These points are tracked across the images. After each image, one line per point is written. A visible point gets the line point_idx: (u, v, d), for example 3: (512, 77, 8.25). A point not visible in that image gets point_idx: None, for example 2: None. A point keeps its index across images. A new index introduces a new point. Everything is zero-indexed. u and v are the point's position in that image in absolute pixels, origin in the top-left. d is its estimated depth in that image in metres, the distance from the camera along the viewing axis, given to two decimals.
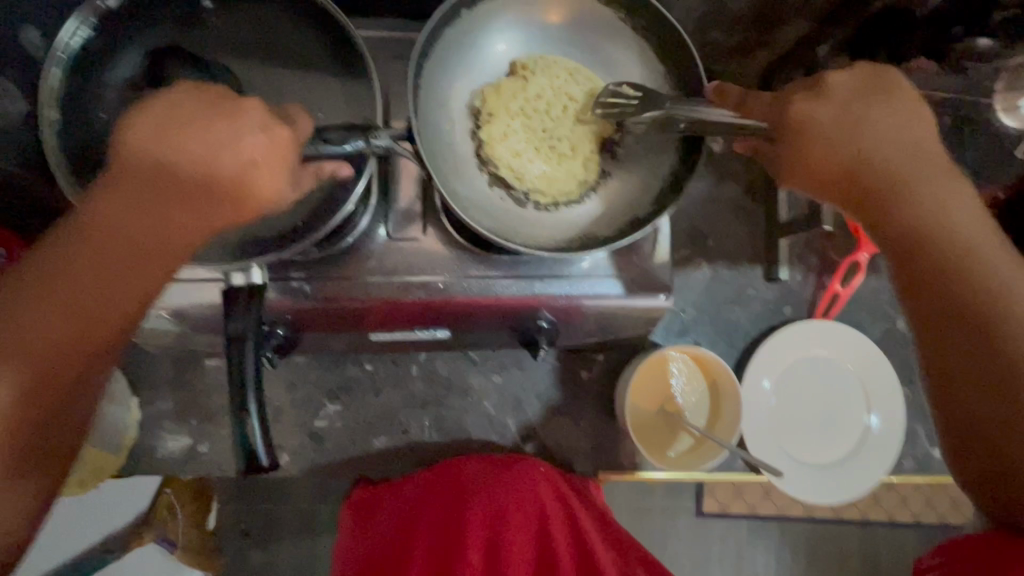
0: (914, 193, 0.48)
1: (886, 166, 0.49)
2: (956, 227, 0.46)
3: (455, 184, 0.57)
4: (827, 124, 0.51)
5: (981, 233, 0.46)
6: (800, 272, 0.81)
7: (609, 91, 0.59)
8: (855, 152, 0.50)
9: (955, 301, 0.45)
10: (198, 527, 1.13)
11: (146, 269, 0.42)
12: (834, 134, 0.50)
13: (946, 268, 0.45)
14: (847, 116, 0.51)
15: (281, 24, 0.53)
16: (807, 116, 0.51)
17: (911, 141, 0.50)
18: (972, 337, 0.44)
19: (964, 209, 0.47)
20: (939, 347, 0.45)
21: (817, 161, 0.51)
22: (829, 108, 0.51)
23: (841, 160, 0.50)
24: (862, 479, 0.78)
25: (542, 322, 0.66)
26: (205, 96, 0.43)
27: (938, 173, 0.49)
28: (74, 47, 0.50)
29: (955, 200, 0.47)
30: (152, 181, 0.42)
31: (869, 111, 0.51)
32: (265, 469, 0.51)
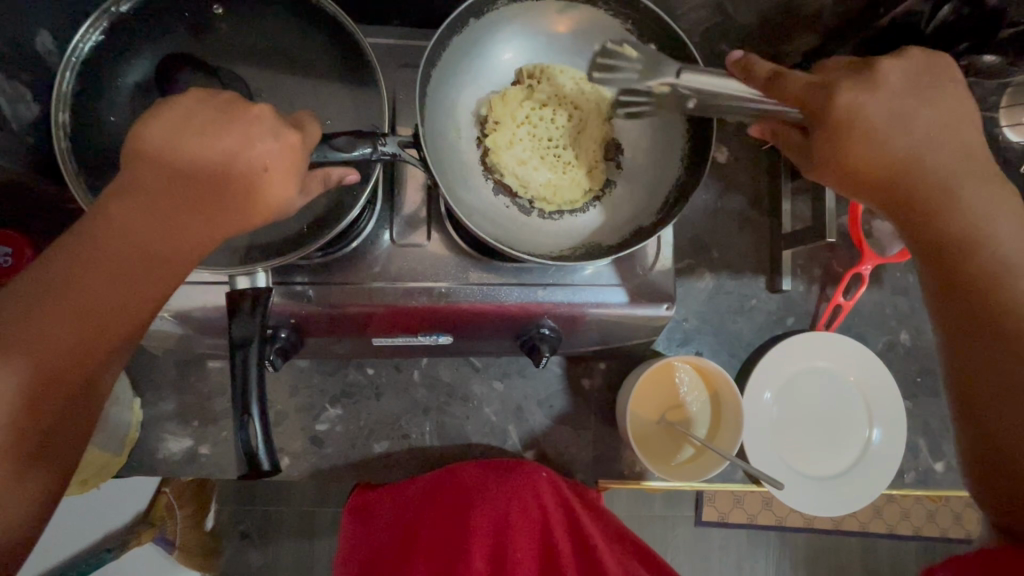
0: (957, 196, 0.48)
1: (930, 172, 0.48)
2: (993, 237, 0.47)
3: (461, 192, 0.58)
4: (876, 119, 0.48)
5: (1016, 237, 0.47)
6: (802, 283, 0.81)
7: (603, 51, 0.59)
8: (902, 156, 0.48)
9: (980, 307, 0.46)
10: (196, 527, 1.14)
11: (155, 275, 0.42)
12: (881, 129, 0.48)
13: (980, 279, 0.47)
14: (896, 110, 0.48)
15: (291, 31, 0.54)
16: (858, 109, 0.48)
17: (959, 142, 0.49)
18: (990, 343, 0.46)
19: (1004, 217, 0.47)
20: (958, 347, 0.48)
21: (861, 158, 0.49)
22: (878, 101, 0.48)
23: (887, 158, 0.49)
24: (862, 493, 0.77)
25: (544, 329, 0.66)
26: (216, 102, 0.44)
27: (982, 178, 0.48)
28: (86, 51, 0.50)
29: (995, 206, 0.47)
30: (163, 188, 0.42)
31: (916, 104, 0.49)
32: (267, 473, 0.51)
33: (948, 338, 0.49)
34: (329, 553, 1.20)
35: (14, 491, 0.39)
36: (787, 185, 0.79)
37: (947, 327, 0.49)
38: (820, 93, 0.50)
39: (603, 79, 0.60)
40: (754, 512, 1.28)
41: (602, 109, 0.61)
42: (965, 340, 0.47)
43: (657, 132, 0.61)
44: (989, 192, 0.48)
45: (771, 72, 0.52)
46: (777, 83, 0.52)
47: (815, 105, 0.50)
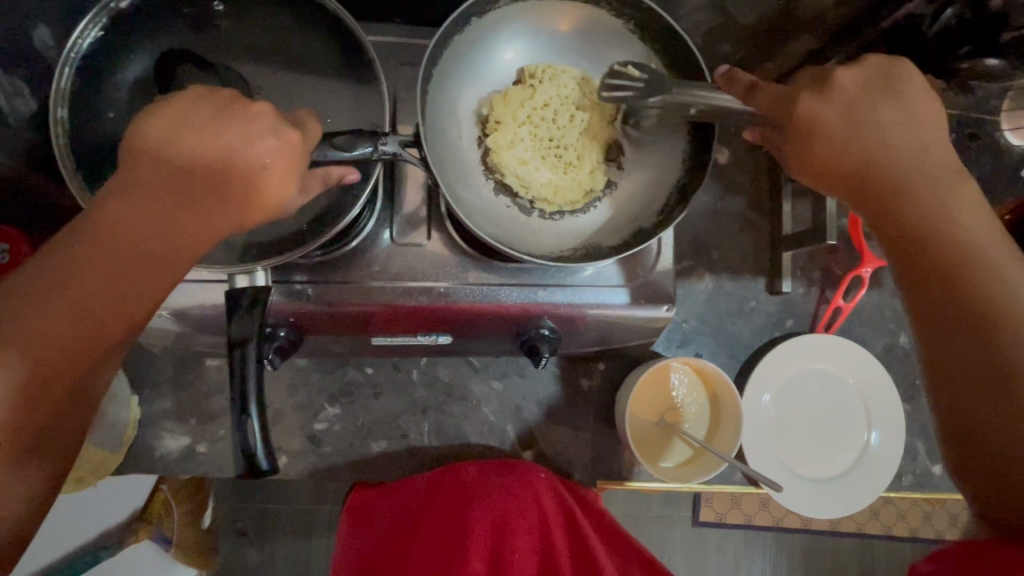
0: (918, 193, 0.48)
1: (890, 170, 0.48)
2: (958, 233, 0.46)
3: (461, 192, 0.57)
4: (835, 125, 0.49)
5: (981, 231, 0.47)
6: (802, 285, 0.81)
7: (612, 72, 0.55)
8: (861, 154, 0.48)
9: (951, 299, 0.45)
10: (194, 525, 1.13)
11: (152, 273, 0.42)
12: (842, 134, 0.49)
13: (944, 276, 0.46)
14: (855, 113, 0.49)
15: (292, 28, 0.54)
16: (817, 118, 0.49)
17: (921, 141, 0.48)
18: (965, 336, 0.45)
19: (967, 213, 0.47)
20: (930, 339, 0.47)
21: (823, 162, 0.50)
22: (835, 107, 0.49)
23: (848, 159, 0.49)
24: (860, 495, 0.78)
25: (544, 330, 0.66)
26: (217, 100, 0.44)
27: (945, 175, 0.48)
28: (85, 46, 0.50)
29: (957, 203, 0.47)
30: (162, 185, 0.42)
31: (875, 106, 0.49)
32: (265, 472, 0.51)
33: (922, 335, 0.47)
34: (326, 551, 1.20)
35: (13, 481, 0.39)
36: (788, 187, 0.78)
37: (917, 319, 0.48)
38: (786, 103, 0.50)
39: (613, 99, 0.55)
40: (751, 513, 1.28)
41: (602, 111, 0.60)
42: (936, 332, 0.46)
43: (658, 133, 0.60)
44: (951, 189, 0.47)
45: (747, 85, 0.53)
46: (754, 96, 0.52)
47: (781, 114, 0.50)
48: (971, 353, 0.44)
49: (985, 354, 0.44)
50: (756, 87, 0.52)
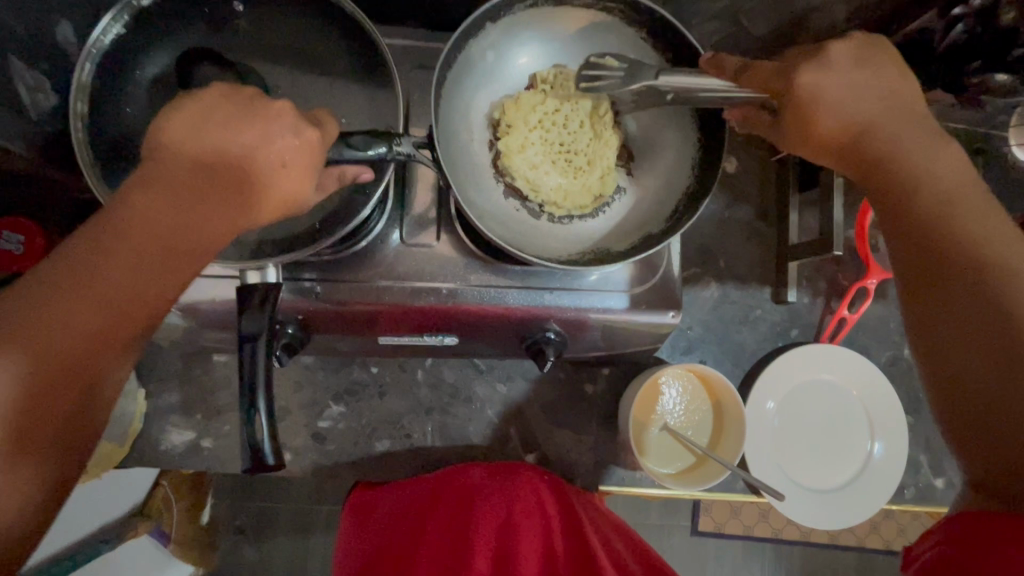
0: (908, 156, 0.47)
1: (880, 136, 0.48)
2: (948, 192, 0.46)
3: (471, 193, 0.58)
4: (831, 94, 0.49)
5: (968, 187, 0.46)
6: (807, 295, 0.82)
7: (589, 63, 0.58)
8: (852, 122, 0.49)
9: (944, 251, 0.44)
10: (193, 521, 1.14)
11: (172, 267, 0.43)
12: (837, 102, 0.49)
13: (939, 231, 0.45)
14: (848, 82, 0.49)
15: (311, 29, 0.54)
16: (816, 89, 0.49)
17: (902, 110, 0.49)
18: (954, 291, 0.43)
19: (956, 172, 0.47)
20: (927, 297, 0.45)
21: (821, 130, 0.50)
22: (832, 79, 0.49)
23: (842, 127, 0.49)
24: (862, 506, 0.77)
25: (550, 333, 0.67)
26: (240, 98, 0.45)
27: (932, 140, 0.48)
28: (107, 43, 0.51)
29: (944, 164, 0.47)
30: (184, 180, 0.43)
31: (864, 78, 0.50)
32: (269, 468, 0.51)
33: (919, 297, 0.45)
34: (324, 550, 1.20)
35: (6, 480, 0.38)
36: (795, 197, 0.79)
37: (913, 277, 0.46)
38: (782, 76, 0.50)
39: (591, 90, 0.59)
40: (750, 524, 1.28)
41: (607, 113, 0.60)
42: (925, 292, 0.45)
43: (668, 141, 0.61)
44: (937, 150, 0.47)
45: (738, 66, 0.53)
46: (743, 73, 0.52)
47: (777, 88, 0.50)
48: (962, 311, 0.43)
49: (979, 309, 0.42)
50: (747, 66, 0.53)
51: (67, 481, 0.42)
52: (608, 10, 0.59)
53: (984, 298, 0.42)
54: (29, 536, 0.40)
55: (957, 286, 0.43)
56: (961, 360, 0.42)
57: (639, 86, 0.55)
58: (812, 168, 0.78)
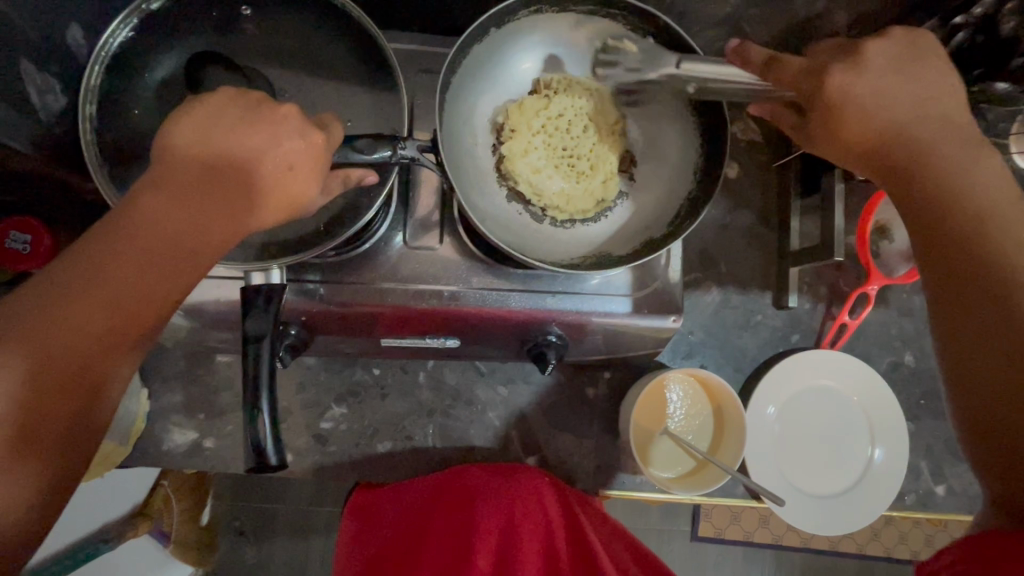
0: (941, 160, 0.47)
1: (913, 140, 0.48)
2: (983, 196, 0.45)
3: (476, 197, 0.59)
4: (864, 97, 0.49)
5: (1001, 191, 0.46)
6: (809, 301, 0.82)
7: (604, 46, 0.61)
8: (884, 125, 0.49)
9: (969, 257, 0.44)
10: (192, 522, 1.14)
11: (181, 267, 0.43)
12: (867, 106, 0.49)
13: (968, 236, 0.44)
14: (881, 86, 0.49)
15: (318, 33, 0.55)
16: (847, 92, 0.49)
17: (939, 114, 0.49)
18: (976, 298, 0.43)
19: (992, 178, 0.46)
20: (947, 302, 0.45)
21: (849, 134, 0.50)
22: (866, 82, 0.49)
23: (873, 129, 0.50)
24: (863, 512, 0.77)
25: (552, 336, 0.67)
26: (248, 101, 0.45)
27: (968, 145, 0.48)
28: (115, 46, 0.51)
29: (978, 169, 0.46)
30: (192, 182, 0.43)
31: (899, 81, 0.50)
32: (274, 468, 0.52)
33: (942, 302, 0.45)
34: (323, 552, 1.20)
35: (6, 483, 0.38)
36: (797, 203, 0.79)
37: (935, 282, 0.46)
38: (812, 78, 0.51)
39: (608, 76, 0.62)
40: (750, 529, 1.28)
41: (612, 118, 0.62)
42: (947, 296, 0.45)
43: (671, 147, 0.62)
44: (972, 156, 0.47)
45: (766, 58, 0.54)
46: (769, 68, 0.54)
47: (806, 91, 0.52)
48: (983, 318, 0.42)
49: (999, 317, 0.42)
50: (776, 61, 0.53)
51: (68, 485, 0.41)
52: (611, 16, 0.59)
53: (1003, 302, 0.42)
54: (35, 536, 0.40)
55: (979, 292, 0.43)
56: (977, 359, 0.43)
57: (660, 74, 0.57)
58: (813, 174, 0.78)
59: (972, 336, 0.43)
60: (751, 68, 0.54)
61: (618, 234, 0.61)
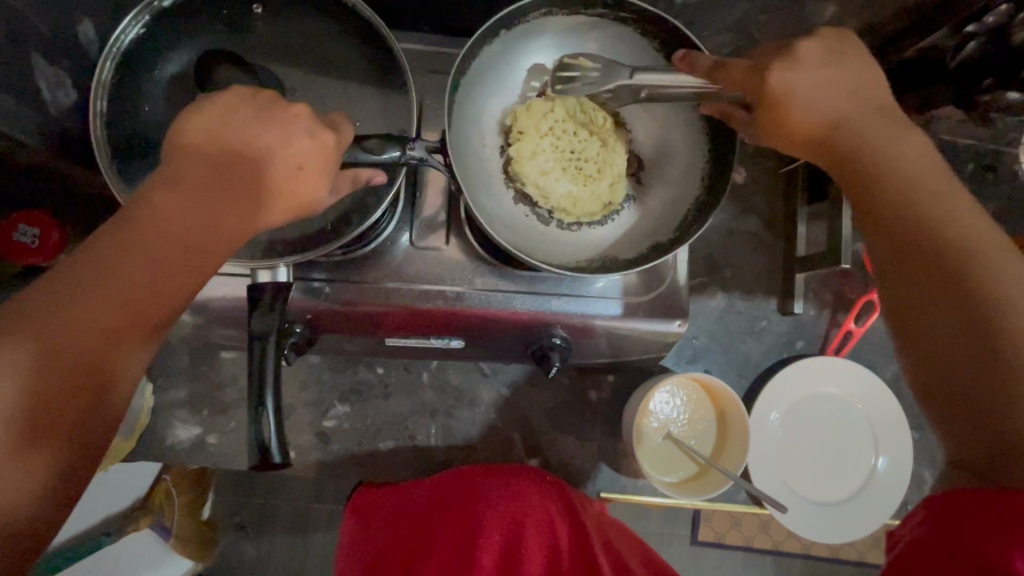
0: (880, 147, 0.48)
1: (853, 130, 0.49)
2: (920, 182, 0.46)
3: (481, 199, 0.58)
4: (802, 92, 0.49)
5: (940, 175, 0.47)
6: (814, 307, 0.82)
7: (563, 64, 0.60)
8: (825, 116, 0.50)
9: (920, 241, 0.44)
10: (192, 516, 1.14)
11: (189, 266, 0.43)
12: (808, 101, 0.50)
13: (914, 221, 0.44)
14: (818, 79, 0.50)
15: (327, 31, 0.55)
16: (787, 87, 0.49)
17: (870, 102, 0.50)
18: (936, 281, 0.42)
19: (926, 163, 0.47)
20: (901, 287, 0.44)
21: (792, 127, 0.51)
22: (805, 78, 0.50)
23: (815, 122, 0.50)
24: (865, 521, 0.77)
25: (556, 339, 0.67)
26: (260, 101, 0.45)
27: (901, 132, 0.49)
28: (127, 42, 0.52)
29: (913, 154, 0.47)
30: (204, 182, 0.43)
31: (834, 73, 0.50)
32: (275, 467, 0.51)
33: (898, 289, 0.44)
34: (322, 550, 1.20)
35: (19, 475, 0.38)
36: (803, 209, 0.79)
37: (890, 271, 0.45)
38: (755, 76, 0.50)
39: (564, 91, 0.60)
40: (750, 535, 1.28)
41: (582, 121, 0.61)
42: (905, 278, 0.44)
43: (680, 154, 0.61)
44: (907, 141, 0.48)
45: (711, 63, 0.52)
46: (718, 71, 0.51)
47: (751, 88, 0.50)
48: (940, 301, 0.42)
49: (954, 297, 0.41)
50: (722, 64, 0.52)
51: (78, 481, 0.41)
52: (621, 20, 0.59)
53: (956, 283, 0.41)
54: (42, 533, 0.39)
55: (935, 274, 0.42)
56: (951, 345, 0.41)
57: (613, 85, 0.56)
58: (821, 180, 0.78)
59: (944, 322, 0.41)
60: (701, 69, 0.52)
61: (628, 239, 0.61)
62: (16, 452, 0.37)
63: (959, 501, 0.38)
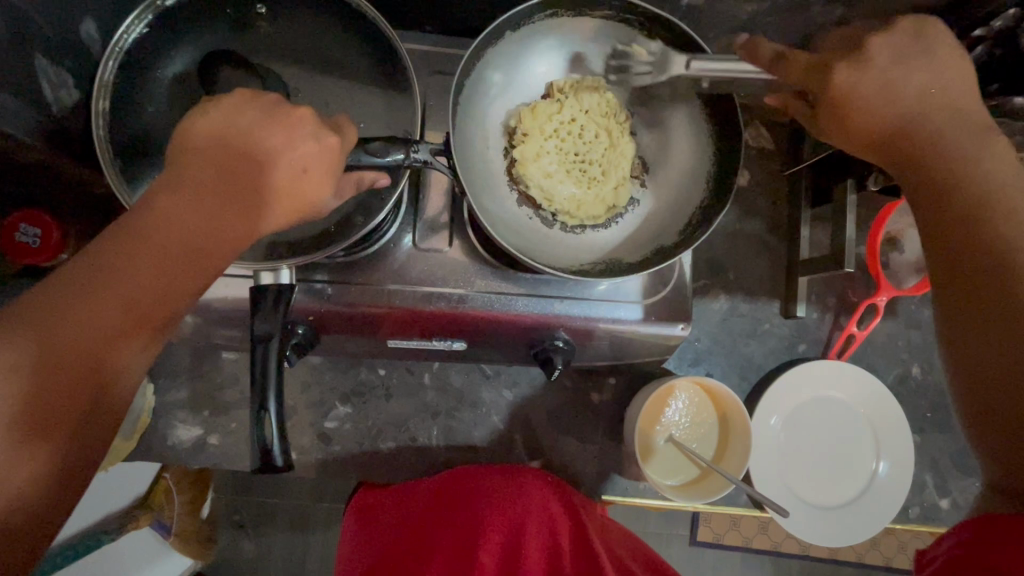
0: (951, 150, 0.46)
1: (922, 131, 0.48)
2: (996, 186, 0.44)
3: (488, 201, 0.58)
4: (870, 93, 0.49)
5: (1013, 176, 0.44)
6: (817, 310, 0.81)
7: (615, 51, 0.60)
8: (893, 116, 0.49)
9: (980, 249, 0.42)
10: (193, 514, 1.13)
11: (192, 269, 0.43)
12: (877, 99, 0.49)
13: (980, 228, 0.43)
14: (890, 79, 0.49)
15: (331, 32, 0.55)
16: (853, 88, 0.49)
17: (946, 101, 0.49)
18: (988, 292, 0.42)
19: (1007, 165, 0.45)
20: (953, 298, 0.44)
21: (856, 126, 0.50)
22: (874, 79, 0.49)
23: (882, 122, 0.49)
24: (865, 525, 0.77)
25: (559, 341, 0.67)
26: (264, 102, 0.45)
27: (974, 131, 0.47)
28: (130, 42, 0.51)
29: (988, 155, 0.46)
30: (208, 185, 0.43)
31: (907, 72, 0.49)
32: (279, 469, 0.51)
33: (950, 299, 0.44)
34: (322, 548, 1.20)
35: (19, 475, 0.37)
36: (807, 212, 0.79)
37: (944, 280, 0.45)
38: (820, 74, 0.50)
39: (620, 81, 0.61)
40: (750, 535, 1.28)
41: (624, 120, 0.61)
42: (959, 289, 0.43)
43: (686, 158, 0.61)
44: (982, 142, 0.46)
45: (775, 54, 0.52)
46: (779, 63, 0.52)
47: (815, 86, 0.51)
48: (989, 314, 0.41)
49: (1000, 310, 0.41)
50: (783, 57, 0.52)
51: (76, 484, 0.41)
52: (626, 21, 0.58)
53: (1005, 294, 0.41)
54: (45, 531, 0.39)
55: (986, 287, 0.42)
56: (983, 355, 0.41)
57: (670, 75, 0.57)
58: (825, 183, 0.78)
59: (977, 334, 0.42)
60: (762, 63, 0.52)
61: (633, 243, 0.61)
62: (16, 453, 0.37)
63: (990, 522, 0.42)
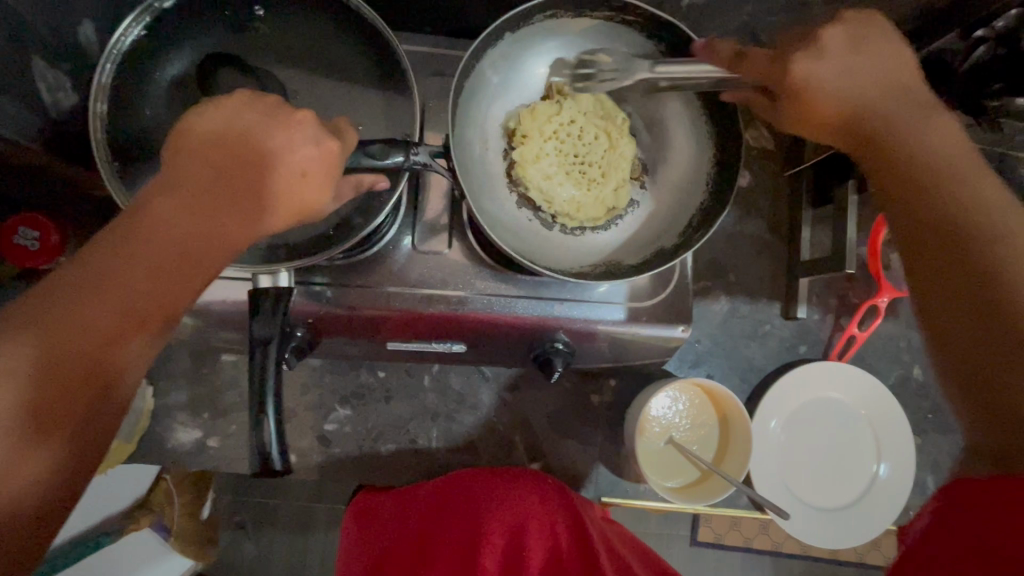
0: (906, 134, 0.47)
1: (877, 116, 0.48)
2: (951, 169, 0.44)
3: (486, 203, 0.58)
4: (827, 83, 0.49)
5: (964, 158, 0.45)
6: (818, 312, 0.81)
7: (581, 60, 0.61)
8: (848, 103, 0.49)
9: (949, 233, 0.42)
10: (193, 517, 1.13)
11: (190, 270, 0.43)
12: (834, 88, 0.49)
13: (949, 212, 0.42)
14: (845, 66, 0.49)
15: (329, 33, 0.54)
16: (811, 77, 0.49)
17: (895, 86, 0.49)
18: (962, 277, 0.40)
19: (957, 147, 0.46)
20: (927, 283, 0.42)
21: (817, 114, 0.50)
22: (829, 66, 0.49)
23: (840, 109, 0.49)
24: (866, 527, 0.77)
25: (559, 343, 0.66)
26: (264, 105, 0.45)
27: (924, 115, 0.48)
28: (127, 44, 0.51)
29: (939, 139, 0.46)
30: (206, 187, 0.43)
31: (860, 59, 0.49)
32: (277, 473, 0.52)
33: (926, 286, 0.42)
34: (322, 550, 1.20)
35: (18, 476, 0.37)
36: (808, 213, 0.79)
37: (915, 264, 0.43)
38: (777, 66, 0.50)
39: (586, 87, 0.61)
40: (750, 536, 1.28)
41: (610, 121, 0.60)
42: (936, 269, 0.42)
43: (689, 161, 0.61)
44: (931, 125, 0.47)
45: (733, 52, 0.52)
46: (740, 62, 0.51)
47: (772, 79, 0.50)
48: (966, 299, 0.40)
49: (979, 293, 0.39)
50: (743, 54, 0.51)
51: (78, 484, 0.41)
52: (625, 22, 0.58)
53: (977, 279, 0.39)
54: (45, 532, 0.39)
55: (960, 271, 0.40)
56: (970, 339, 0.39)
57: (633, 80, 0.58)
58: (826, 184, 0.77)
59: (957, 318, 0.40)
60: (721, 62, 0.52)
61: (631, 245, 0.61)
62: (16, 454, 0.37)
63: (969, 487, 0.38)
